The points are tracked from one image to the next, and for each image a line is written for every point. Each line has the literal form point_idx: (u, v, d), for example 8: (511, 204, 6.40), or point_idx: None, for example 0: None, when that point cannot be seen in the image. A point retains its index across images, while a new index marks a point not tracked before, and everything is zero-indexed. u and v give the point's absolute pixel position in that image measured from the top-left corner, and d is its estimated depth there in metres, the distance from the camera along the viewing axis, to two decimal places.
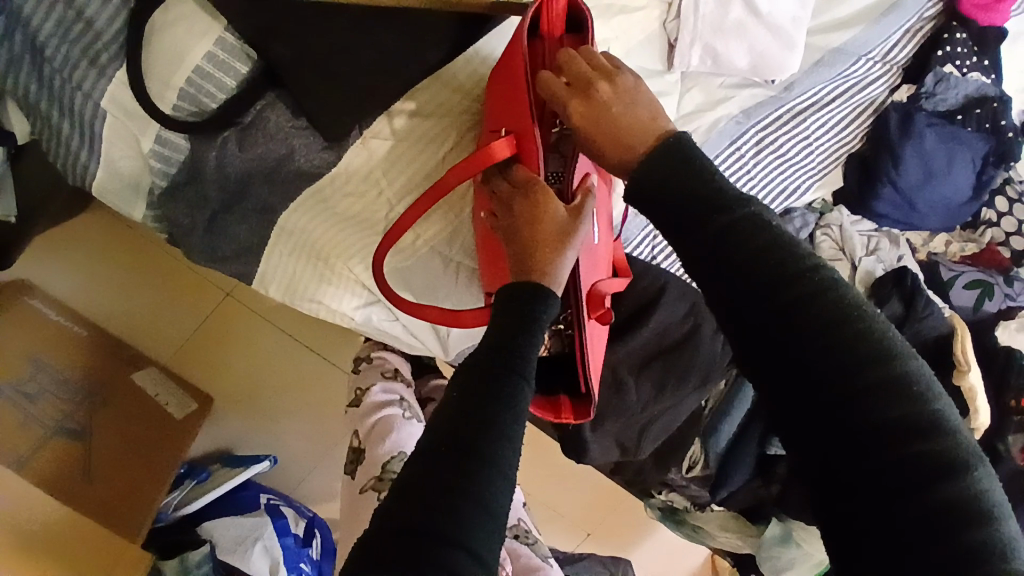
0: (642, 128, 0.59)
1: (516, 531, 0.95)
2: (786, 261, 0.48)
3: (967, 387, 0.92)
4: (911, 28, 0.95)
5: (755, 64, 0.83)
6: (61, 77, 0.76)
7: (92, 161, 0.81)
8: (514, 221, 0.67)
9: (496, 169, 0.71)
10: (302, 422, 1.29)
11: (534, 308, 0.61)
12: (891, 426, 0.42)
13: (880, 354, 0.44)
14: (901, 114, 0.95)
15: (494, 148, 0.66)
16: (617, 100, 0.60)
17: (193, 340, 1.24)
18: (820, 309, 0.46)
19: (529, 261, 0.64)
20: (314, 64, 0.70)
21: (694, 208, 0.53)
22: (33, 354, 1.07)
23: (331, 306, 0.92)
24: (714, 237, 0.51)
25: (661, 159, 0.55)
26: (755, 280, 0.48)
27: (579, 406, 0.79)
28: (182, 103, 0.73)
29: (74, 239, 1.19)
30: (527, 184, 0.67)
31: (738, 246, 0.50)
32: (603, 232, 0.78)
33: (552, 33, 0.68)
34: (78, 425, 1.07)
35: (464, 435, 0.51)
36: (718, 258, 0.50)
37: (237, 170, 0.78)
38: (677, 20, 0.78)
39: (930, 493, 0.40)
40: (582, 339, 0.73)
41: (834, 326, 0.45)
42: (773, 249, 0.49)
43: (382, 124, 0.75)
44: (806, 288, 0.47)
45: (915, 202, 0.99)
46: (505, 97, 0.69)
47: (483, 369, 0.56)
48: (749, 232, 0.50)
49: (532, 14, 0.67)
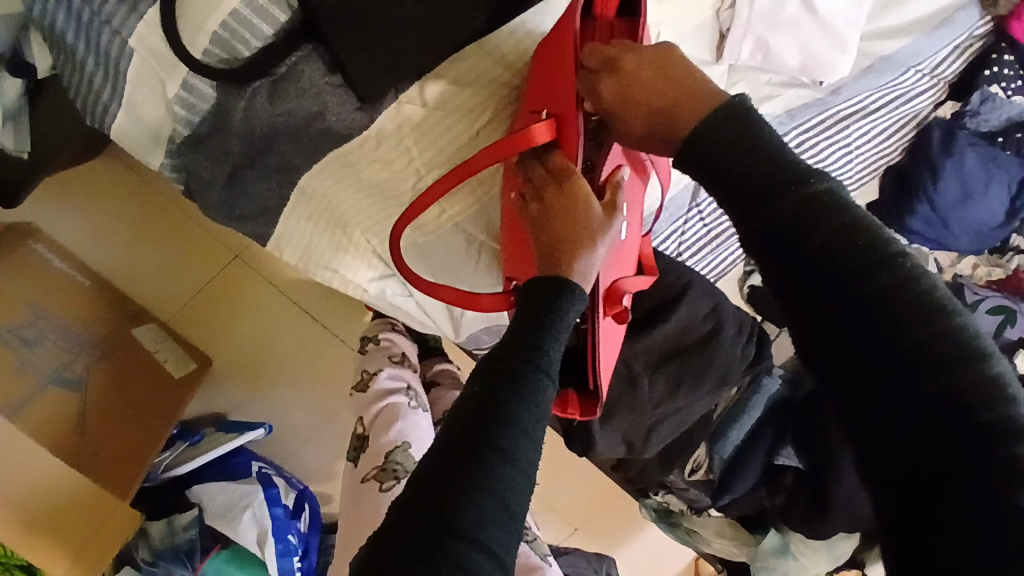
0: (677, 94, 0.58)
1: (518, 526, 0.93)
2: (877, 246, 0.46)
3: None
4: (959, 44, 0.92)
5: (806, 64, 0.80)
6: (90, 9, 0.72)
7: (113, 102, 0.78)
8: (544, 212, 0.65)
9: (532, 152, 0.68)
10: (301, 393, 1.27)
11: (553, 301, 0.59)
12: (975, 432, 0.39)
13: (971, 354, 0.41)
14: (943, 131, 0.94)
15: (534, 130, 0.63)
16: (651, 73, 0.60)
17: (197, 300, 1.21)
18: (903, 302, 0.43)
19: (556, 252, 0.62)
20: (355, 17, 0.66)
21: (763, 182, 0.51)
22: (33, 299, 1.03)
23: (346, 276, 0.90)
24: (790, 215, 0.48)
25: (722, 115, 0.54)
26: (837, 264, 0.46)
27: (587, 402, 0.77)
28: (214, 49, 0.70)
29: (82, 186, 1.16)
30: (561, 173, 0.65)
31: (808, 235, 0.48)
32: (632, 228, 0.76)
33: (604, 14, 0.66)
34: (75, 375, 1.04)
35: (485, 421, 0.50)
36: (788, 241, 0.48)
37: (262, 124, 0.75)
38: (732, 10, 0.75)
39: (1011, 494, 0.37)
40: (595, 334, 0.72)
41: (913, 319, 0.43)
42: (857, 232, 0.46)
43: (419, 90, 0.73)
44: (889, 274, 0.44)
45: (949, 221, 0.96)
46: (550, 79, 0.67)
47: (503, 362, 0.54)
48: (829, 207, 0.48)
49: None
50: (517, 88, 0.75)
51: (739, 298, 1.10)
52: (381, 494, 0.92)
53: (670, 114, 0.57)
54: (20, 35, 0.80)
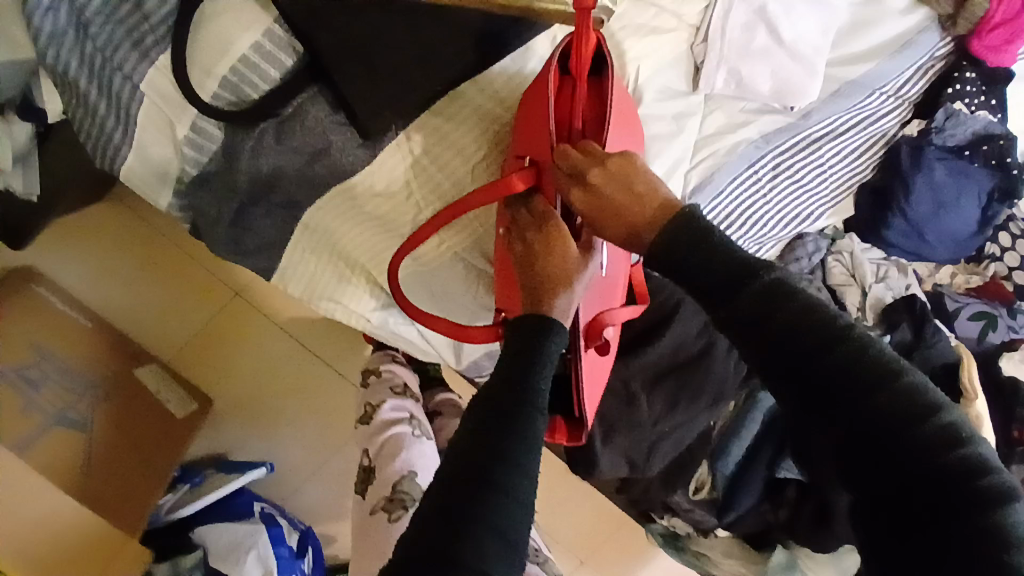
0: (642, 208, 0.60)
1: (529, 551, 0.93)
2: (826, 321, 0.51)
3: (975, 415, 0.91)
4: (922, 66, 0.98)
5: (778, 90, 0.86)
6: (104, 57, 0.76)
7: (124, 144, 0.81)
8: (527, 255, 0.67)
9: (518, 196, 0.70)
10: (303, 431, 1.27)
11: (537, 338, 0.61)
12: (946, 470, 0.45)
13: (927, 407, 0.46)
14: (911, 148, 0.98)
15: (514, 179, 0.66)
16: (619, 184, 0.61)
17: (198, 339, 1.23)
18: (865, 367, 0.48)
19: (540, 295, 0.64)
20: (357, 59, 0.71)
21: (727, 269, 0.54)
22: (37, 340, 1.05)
23: (349, 306, 0.92)
24: (753, 300, 0.53)
25: (684, 224, 0.58)
26: (799, 338, 0.50)
27: (573, 428, 0.78)
28: (223, 93, 0.75)
29: (85, 230, 1.19)
30: (543, 218, 0.67)
31: (772, 315, 0.52)
32: (615, 261, 0.78)
33: (581, 75, 0.66)
34: (78, 415, 1.05)
35: (481, 461, 0.52)
36: (759, 327, 0.52)
37: (270, 162, 0.80)
38: (705, 43, 0.83)
39: (982, 515, 0.43)
40: (578, 367, 0.74)
41: (873, 385, 0.47)
42: (812, 312, 0.51)
43: (417, 126, 0.77)
44: (846, 353, 0.49)
45: (925, 232, 1.01)
46: (532, 125, 0.69)
47: (493, 401, 0.56)
48: (788, 295, 0.52)
49: (562, 50, 0.67)
50: (509, 124, 0.78)
51: None
52: (390, 525, 0.93)
53: (636, 225, 0.60)
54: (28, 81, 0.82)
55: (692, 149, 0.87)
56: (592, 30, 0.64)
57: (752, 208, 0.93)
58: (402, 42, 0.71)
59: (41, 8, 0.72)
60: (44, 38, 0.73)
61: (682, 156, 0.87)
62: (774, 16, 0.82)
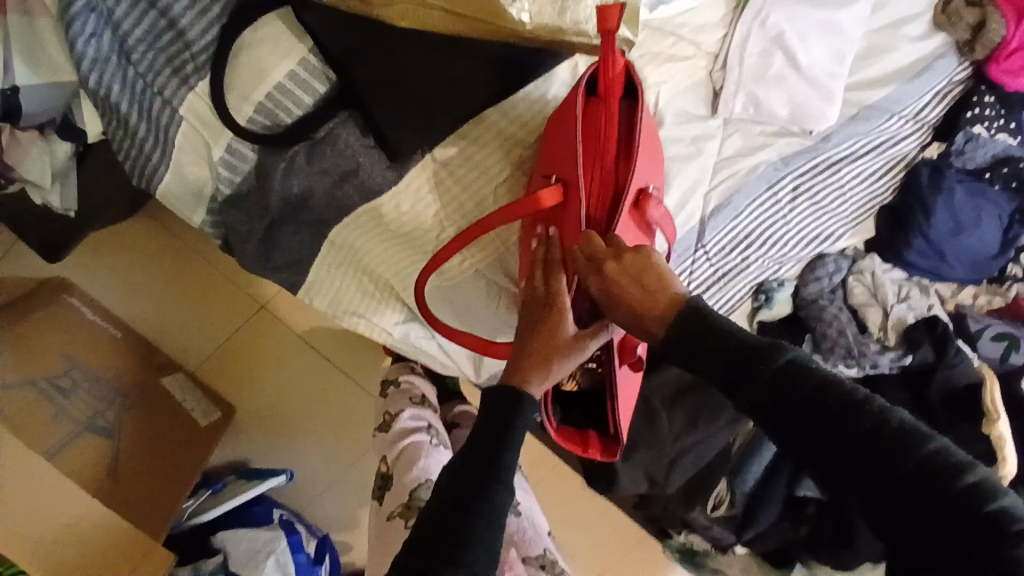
0: (654, 302, 0.61)
1: (545, 560, 0.93)
2: (840, 394, 0.52)
3: (997, 436, 0.90)
4: (942, 90, 0.98)
5: (795, 114, 0.89)
6: (144, 81, 0.79)
7: (162, 164, 0.84)
8: (535, 303, 0.68)
9: (551, 215, 0.72)
10: (322, 442, 1.29)
11: (509, 406, 0.63)
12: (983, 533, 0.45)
13: (951, 471, 0.47)
14: (931, 170, 0.97)
15: (542, 195, 0.67)
16: (632, 276, 0.61)
17: (224, 348, 1.26)
18: (883, 434, 0.49)
19: (537, 350, 0.65)
20: (385, 85, 0.73)
21: (738, 354, 0.56)
22: (67, 350, 1.08)
23: (372, 320, 0.94)
24: (767, 376, 0.54)
25: (692, 320, 0.59)
26: (815, 410, 0.52)
27: (608, 444, 0.79)
28: (257, 117, 0.78)
29: (117, 244, 1.23)
30: (556, 266, 0.69)
31: (789, 389, 0.53)
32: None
33: (610, 93, 0.67)
34: (108, 422, 1.08)
35: (441, 532, 0.56)
36: (778, 403, 0.53)
37: (300, 182, 0.83)
38: (723, 70, 0.87)
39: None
40: (612, 383, 0.74)
41: (896, 453, 0.49)
42: (824, 386, 0.53)
43: (443, 151, 0.79)
44: (869, 423, 0.50)
45: (944, 251, 0.98)
46: (559, 145, 0.70)
47: (460, 471, 0.60)
48: (804, 372, 0.54)
49: (589, 73, 0.69)
50: (532, 147, 0.80)
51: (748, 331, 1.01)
52: (406, 531, 0.94)
53: (647, 317, 0.61)
54: (71, 101, 0.84)
55: (712, 172, 0.88)
56: (619, 54, 0.66)
57: (769, 230, 0.94)
58: (431, 68, 0.72)
59: (84, 35, 0.75)
60: (87, 64, 0.76)
61: (701, 178, 0.88)
62: (790, 43, 0.86)
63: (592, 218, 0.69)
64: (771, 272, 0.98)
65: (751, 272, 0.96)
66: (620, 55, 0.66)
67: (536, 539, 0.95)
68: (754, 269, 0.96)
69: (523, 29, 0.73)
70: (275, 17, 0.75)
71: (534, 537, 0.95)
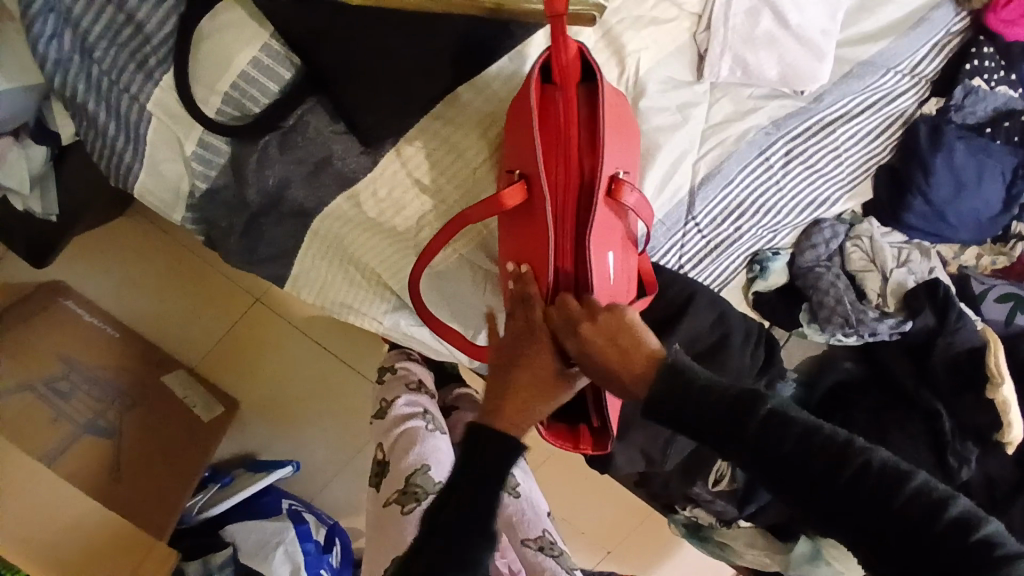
0: (630, 364, 0.59)
1: (540, 540, 0.90)
2: (822, 441, 0.50)
3: (1001, 401, 0.85)
4: (938, 43, 0.93)
5: (785, 75, 0.84)
6: (109, 79, 0.78)
7: (136, 161, 0.82)
8: (511, 343, 0.66)
9: (517, 211, 0.70)
10: (326, 432, 1.30)
11: (499, 455, 0.62)
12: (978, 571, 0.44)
13: (936, 506, 0.46)
14: (929, 127, 0.93)
15: (505, 194, 0.65)
16: (609, 338, 0.60)
17: (224, 343, 1.26)
18: (869, 482, 0.48)
19: (506, 402, 0.64)
20: (349, 69, 0.72)
21: (719, 407, 0.53)
22: (63, 352, 1.10)
23: (361, 309, 0.93)
24: (750, 431, 0.51)
25: (671, 381, 0.55)
26: (799, 461, 0.50)
27: (599, 438, 0.78)
28: (226, 108, 0.76)
29: (108, 245, 1.22)
30: (529, 306, 0.66)
31: (773, 444, 0.50)
32: (627, 269, 0.73)
33: (566, 80, 0.64)
34: (106, 423, 1.09)
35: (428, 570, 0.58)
36: (763, 459, 0.51)
37: (275, 174, 0.81)
38: (707, 31, 0.82)
39: None
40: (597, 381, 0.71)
41: (886, 499, 0.47)
42: (806, 436, 0.50)
43: (417, 133, 0.77)
44: (855, 470, 0.48)
45: (946, 214, 0.94)
46: (518, 135, 0.68)
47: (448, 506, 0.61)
48: (787, 423, 0.51)
49: (540, 63, 0.66)
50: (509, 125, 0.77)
51: (744, 306, 1.01)
52: (403, 517, 0.95)
53: (621, 381, 0.59)
54: (43, 105, 0.83)
55: (699, 140, 0.85)
56: (571, 39, 0.63)
57: (763, 197, 0.90)
58: (395, 48, 0.70)
59: (44, 36, 0.74)
60: (51, 66, 0.76)
61: (689, 147, 0.85)
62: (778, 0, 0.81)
63: (564, 209, 0.66)
64: (766, 241, 0.95)
65: (745, 242, 0.93)
66: (570, 40, 0.63)
67: (535, 520, 0.92)
68: (748, 240, 0.93)
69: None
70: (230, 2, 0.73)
71: (533, 518, 0.92)
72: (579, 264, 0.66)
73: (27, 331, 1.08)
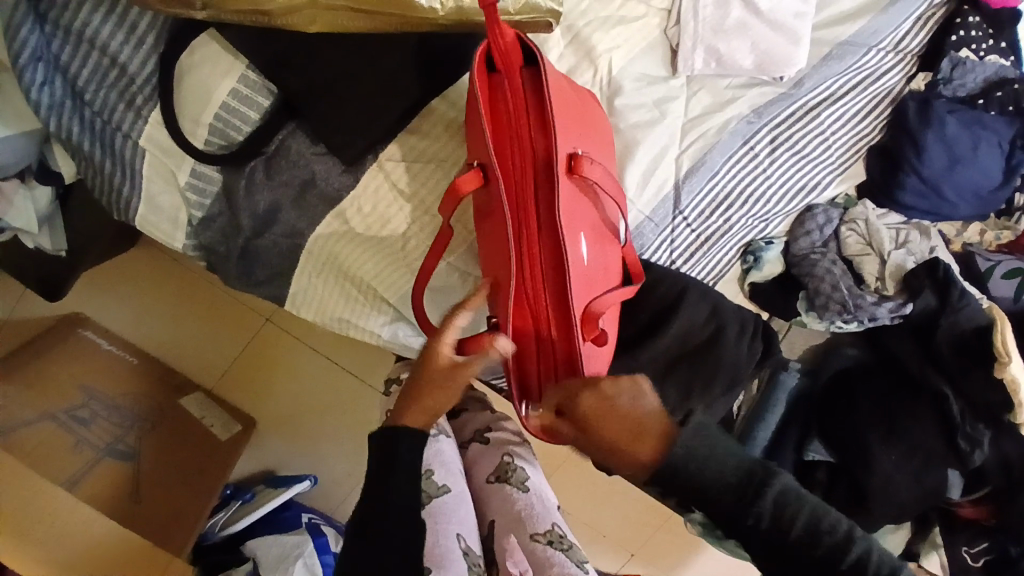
0: (642, 435, 0.62)
1: (549, 534, 0.83)
2: (812, 517, 0.58)
3: (1009, 380, 0.83)
4: (922, 15, 0.91)
5: (761, 63, 0.84)
6: (101, 119, 0.82)
7: (134, 195, 0.85)
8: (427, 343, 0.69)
9: (483, 200, 0.69)
10: (342, 446, 1.32)
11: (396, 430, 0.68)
12: None
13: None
14: (918, 102, 0.91)
15: (461, 181, 0.65)
16: (613, 408, 0.63)
17: (238, 364, 1.30)
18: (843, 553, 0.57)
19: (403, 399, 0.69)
20: (320, 92, 0.75)
21: (730, 477, 0.60)
22: (83, 381, 1.15)
23: (358, 323, 0.91)
24: (752, 504, 0.58)
25: (693, 449, 0.60)
26: (793, 530, 0.57)
27: None
28: (213, 139, 0.79)
29: (120, 277, 1.27)
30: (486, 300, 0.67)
31: (773, 513, 0.58)
32: (603, 251, 0.72)
33: (509, 64, 0.64)
34: (127, 446, 1.14)
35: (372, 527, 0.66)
36: (756, 528, 0.58)
37: (264, 199, 0.83)
38: (678, 26, 0.83)
39: None
40: (573, 363, 0.68)
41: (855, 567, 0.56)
42: (801, 512, 0.58)
43: (394, 148, 0.79)
44: (831, 543, 0.57)
45: (943, 189, 0.91)
46: (475, 131, 0.67)
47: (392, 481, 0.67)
48: (793, 498, 0.58)
49: (483, 50, 0.65)
50: None
51: (740, 297, 0.99)
52: None
53: (630, 445, 0.62)
54: (44, 148, 0.89)
55: (678, 135, 0.84)
56: (506, 26, 0.64)
57: (751, 187, 0.89)
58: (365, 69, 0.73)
59: (38, 84, 0.80)
60: (45, 110, 0.81)
61: (669, 142, 0.84)
62: None
63: (522, 193, 0.64)
64: (758, 230, 0.93)
65: (736, 233, 0.92)
66: (507, 25, 0.63)
67: (544, 513, 0.84)
68: (739, 231, 0.91)
69: (438, 15, 0.71)
70: (207, 38, 0.76)
71: (542, 510, 0.85)
72: (547, 245, 0.65)
73: (45, 360, 1.14)
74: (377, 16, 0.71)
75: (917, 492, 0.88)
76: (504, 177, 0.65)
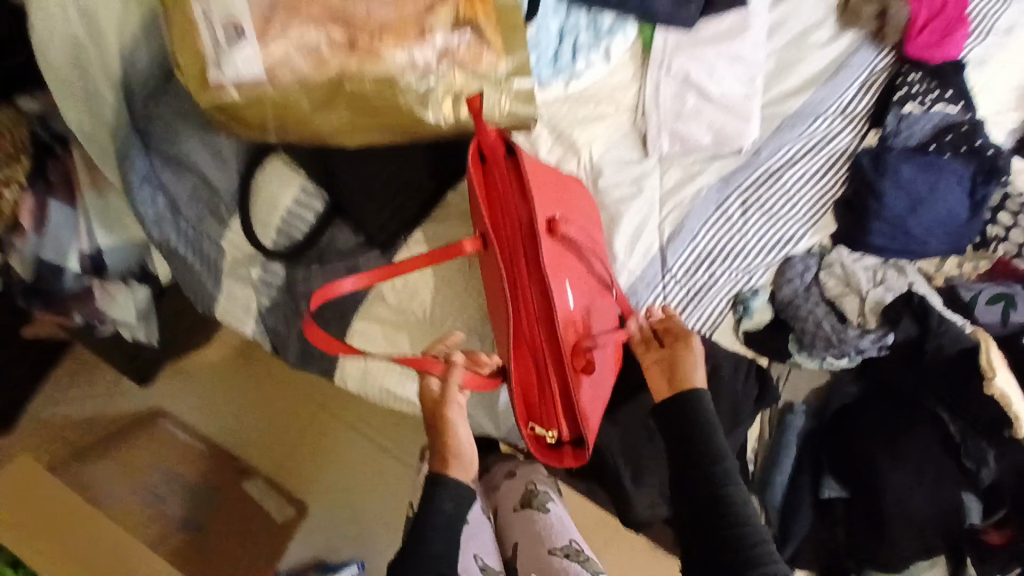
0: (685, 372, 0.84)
1: (568, 549, 0.92)
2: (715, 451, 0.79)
3: (999, 393, 0.91)
4: (865, 82, 1.08)
5: (719, 138, 1.01)
6: (194, 227, 0.99)
7: (213, 291, 1.02)
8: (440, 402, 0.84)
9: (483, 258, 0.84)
10: (386, 525, 1.39)
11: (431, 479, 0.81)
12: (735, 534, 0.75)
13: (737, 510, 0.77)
14: (871, 157, 1.03)
15: (462, 244, 0.81)
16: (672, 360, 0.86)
17: (296, 446, 1.41)
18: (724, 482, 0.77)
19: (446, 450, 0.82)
20: (361, 192, 0.96)
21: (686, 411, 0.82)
22: (157, 462, 1.30)
23: (398, 392, 1.04)
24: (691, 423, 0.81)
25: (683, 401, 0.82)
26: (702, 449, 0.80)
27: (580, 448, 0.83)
28: (280, 239, 1.00)
29: (194, 372, 1.42)
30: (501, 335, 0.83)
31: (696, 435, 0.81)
32: (591, 302, 0.85)
33: (494, 154, 0.81)
34: (195, 522, 1.27)
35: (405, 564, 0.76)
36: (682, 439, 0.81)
37: (318, 285, 1.01)
38: (644, 118, 1.01)
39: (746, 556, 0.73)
40: (569, 394, 0.80)
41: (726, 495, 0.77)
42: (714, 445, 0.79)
43: (418, 236, 1.00)
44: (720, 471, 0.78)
45: (909, 228, 1.01)
46: (475, 208, 0.84)
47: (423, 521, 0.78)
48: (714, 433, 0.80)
49: (472, 144, 0.82)
50: None
51: (738, 345, 1.06)
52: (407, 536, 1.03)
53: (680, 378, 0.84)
54: (145, 255, 1.07)
55: (656, 203, 0.99)
56: (490, 127, 0.82)
57: (728, 242, 1.01)
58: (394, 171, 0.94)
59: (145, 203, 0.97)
60: (151, 223, 0.97)
61: (650, 211, 0.99)
62: (698, 83, 1.00)
63: (512, 254, 0.80)
64: (744, 282, 1.04)
65: (723, 285, 1.02)
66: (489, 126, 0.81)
67: (562, 531, 0.94)
68: (726, 282, 1.02)
69: (443, 128, 0.89)
70: (274, 160, 1.00)
71: (560, 528, 0.95)
72: (536, 293, 0.79)
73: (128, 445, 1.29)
74: (401, 131, 0.89)
75: (928, 505, 0.98)
76: (498, 241, 0.81)
